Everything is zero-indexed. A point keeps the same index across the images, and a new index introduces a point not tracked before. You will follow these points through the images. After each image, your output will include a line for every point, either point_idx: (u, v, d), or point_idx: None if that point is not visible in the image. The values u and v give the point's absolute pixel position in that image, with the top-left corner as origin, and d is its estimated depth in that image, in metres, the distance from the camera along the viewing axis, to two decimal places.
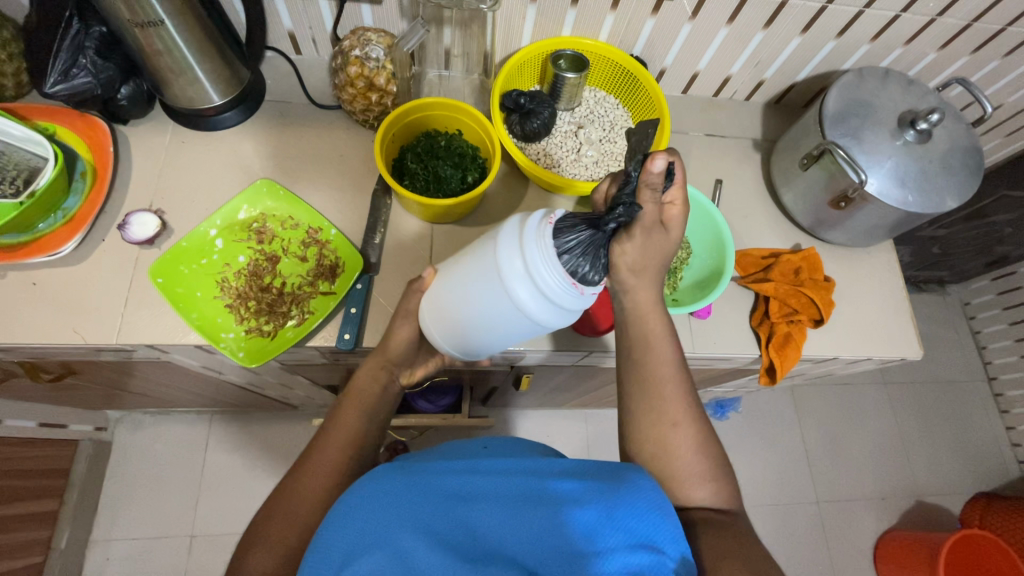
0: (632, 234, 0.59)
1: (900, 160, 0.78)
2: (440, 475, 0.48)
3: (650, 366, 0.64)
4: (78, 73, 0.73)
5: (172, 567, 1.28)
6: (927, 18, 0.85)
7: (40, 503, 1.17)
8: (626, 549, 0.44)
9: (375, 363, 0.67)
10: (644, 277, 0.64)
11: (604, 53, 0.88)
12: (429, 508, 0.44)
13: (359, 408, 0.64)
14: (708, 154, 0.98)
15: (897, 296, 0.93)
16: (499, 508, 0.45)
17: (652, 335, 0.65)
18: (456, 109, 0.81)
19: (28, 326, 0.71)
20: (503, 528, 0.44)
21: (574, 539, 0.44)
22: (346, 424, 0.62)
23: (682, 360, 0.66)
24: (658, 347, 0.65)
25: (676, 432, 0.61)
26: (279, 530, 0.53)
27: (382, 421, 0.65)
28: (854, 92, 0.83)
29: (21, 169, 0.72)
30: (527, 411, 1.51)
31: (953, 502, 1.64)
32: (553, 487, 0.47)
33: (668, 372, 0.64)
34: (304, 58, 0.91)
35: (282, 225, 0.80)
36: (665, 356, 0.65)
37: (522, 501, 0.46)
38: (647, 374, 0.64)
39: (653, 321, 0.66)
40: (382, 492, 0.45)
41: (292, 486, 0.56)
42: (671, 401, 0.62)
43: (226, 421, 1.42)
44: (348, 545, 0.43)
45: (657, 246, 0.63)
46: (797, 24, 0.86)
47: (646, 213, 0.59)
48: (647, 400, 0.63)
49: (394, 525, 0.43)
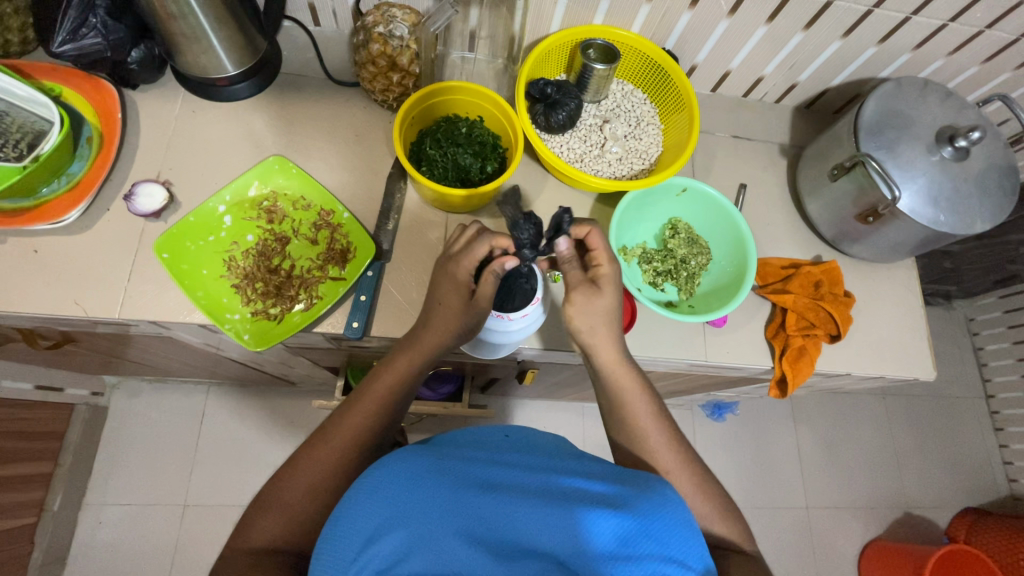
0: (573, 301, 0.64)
1: (935, 177, 0.76)
2: (468, 464, 0.47)
3: (625, 407, 0.64)
4: (87, 33, 0.70)
5: (164, 535, 1.29)
6: (975, 30, 0.81)
7: (33, 465, 1.16)
8: (654, 558, 0.43)
9: (407, 356, 0.64)
10: (603, 333, 0.65)
11: (636, 45, 0.84)
12: (458, 498, 0.44)
13: (386, 401, 0.61)
14: (734, 157, 0.95)
15: (915, 314, 0.91)
16: (526, 501, 0.44)
17: (626, 386, 0.64)
18: (479, 95, 0.78)
19: (27, 294, 0.69)
20: (530, 524, 0.43)
21: (600, 542, 0.43)
22: (370, 406, 0.60)
23: (660, 406, 0.66)
24: (633, 397, 0.64)
25: (659, 448, 0.62)
26: (287, 497, 0.54)
27: (401, 410, 0.63)
28: (893, 102, 0.80)
29: (26, 132, 0.69)
30: (525, 401, 1.50)
31: (940, 515, 1.65)
32: (580, 487, 0.47)
33: (646, 411, 0.64)
34: (322, 29, 0.87)
35: (293, 204, 0.78)
36: (635, 392, 0.64)
37: (549, 497, 0.45)
38: (632, 425, 0.63)
39: (625, 376, 0.65)
40: (411, 474, 0.45)
41: (310, 457, 0.56)
42: (656, 443, 0.62)
43: (223, 393, 1.41)
44: (373, 523, 0.43)
45: (601, 301, 0.64)
46: (839, 27, 0.83)
47: (566, 276, 0.65)
48: (624, 422, 0.63)
49: (423, 507, 0.43)
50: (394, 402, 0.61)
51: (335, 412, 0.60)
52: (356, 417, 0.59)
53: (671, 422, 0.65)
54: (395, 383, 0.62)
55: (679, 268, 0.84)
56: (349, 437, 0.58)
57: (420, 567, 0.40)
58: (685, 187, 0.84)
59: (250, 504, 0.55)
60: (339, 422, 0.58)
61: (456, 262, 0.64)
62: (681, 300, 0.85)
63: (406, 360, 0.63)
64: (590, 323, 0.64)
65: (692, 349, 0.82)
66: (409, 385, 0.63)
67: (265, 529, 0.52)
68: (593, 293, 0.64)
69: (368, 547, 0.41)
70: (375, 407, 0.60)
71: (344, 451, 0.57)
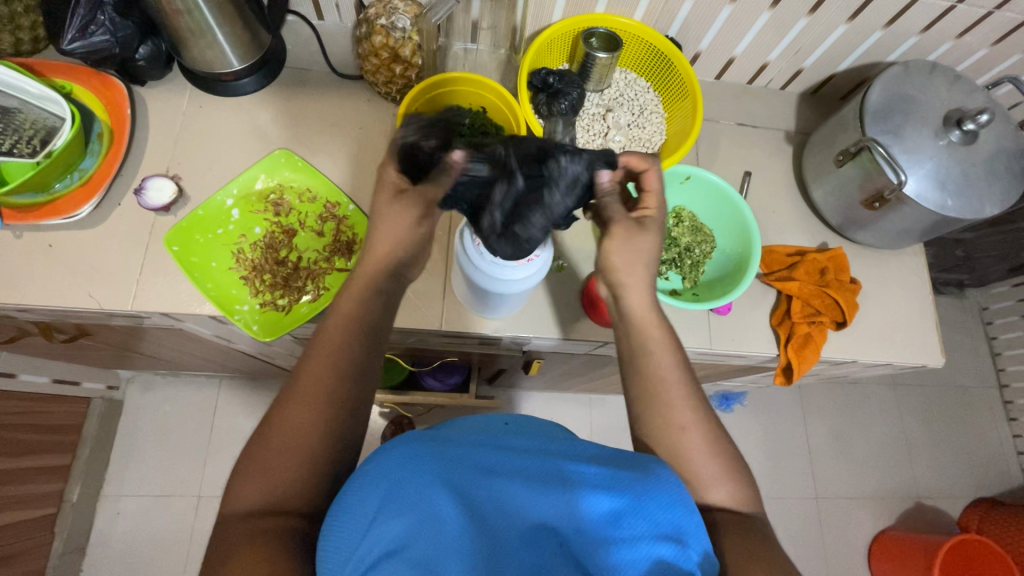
0: (614, 233, 0.65)
1: (942, 162, 0.75)
2: (465, 449, 0.48)
3: (650, 361, 0.62)
4: (96, 30, 0.70)
5: (180, 524, 1.32)
6: (984, 11, 0.80)
7: (52, 456, 1.19)
8: (650, 539, 0.44)
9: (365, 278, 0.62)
10: (638, 276, 0.64)
11: (639, 32, 0.84)
12: (458, 482, 0.45)
13: (346, 337, 0.58)
14: (739, 144, 0.94)
15: (923, 301, 0.90)
16: (523, 484, 0.45)
17: (655, 337, 0.63)
18: (482, 86, 0.78)
19: (41, 288, 0.71)
20: (530, 505, 0.44)
21: (596, 522, 0.44)
22: (337, 343, 0.58)
23: (684, 358, 0.64)
24: (660, 349, 0.62)
25: (678, 402, 0.60)
26: (275, 462, 0.51)
27: (377, 344, 0.60)
28: (898, 86, 0.80)
29: (38, 128, 0.71)
30: (532, 392, 1.51)
31: (952, 506, 1.63)
32: (579, 470, 0.47)
33: (669, 364, 0.61)
34: (325, 24, 0.87)
35: (299, 197, 0.79)
36: (661, 345, 0.62)
37: (546, 481, 0.45)
38: (653, 385, 0.61)
39: (654, 325, 0.63)
40: (406, 460, 0.46)
41: (289, 417, 0.53)
42: (677, 402, 0.60)
43: (234, 386, 1.43)
44: (372, 511, 0.44)
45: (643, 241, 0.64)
46: (844, 11, 0.82)
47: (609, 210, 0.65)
48: (649, 385, 0.61)
49: (419, 492, 0.44)
50: (358, 342, 0.58)
51: (301, 359, 0.58)
52: (322, 365, 0.56)
53: (688, 368, 0.62)
54: (351, 314, 0.60)
55: (683, 257, 0.83)
56: (326, 387, 0.55)
57: (424, 554, 0.41)
58: (689, 174, 0.84)
59: (234, 469, 0.53)
60: (312, 377, 0.55)
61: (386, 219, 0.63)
62: (685, 288, 0.85)
63: (358, 287, 0.62)
64: (617, 261, 0.65)
65: (697, 337, 0.82)
66: (373, 324, 0.60)
67: (252, 491, 0.50)
68: (634, 231, 0.64)
69: (372, 530, 0.42)
70: (339, 348, 0.58)
71: (322, 401, 0.54)
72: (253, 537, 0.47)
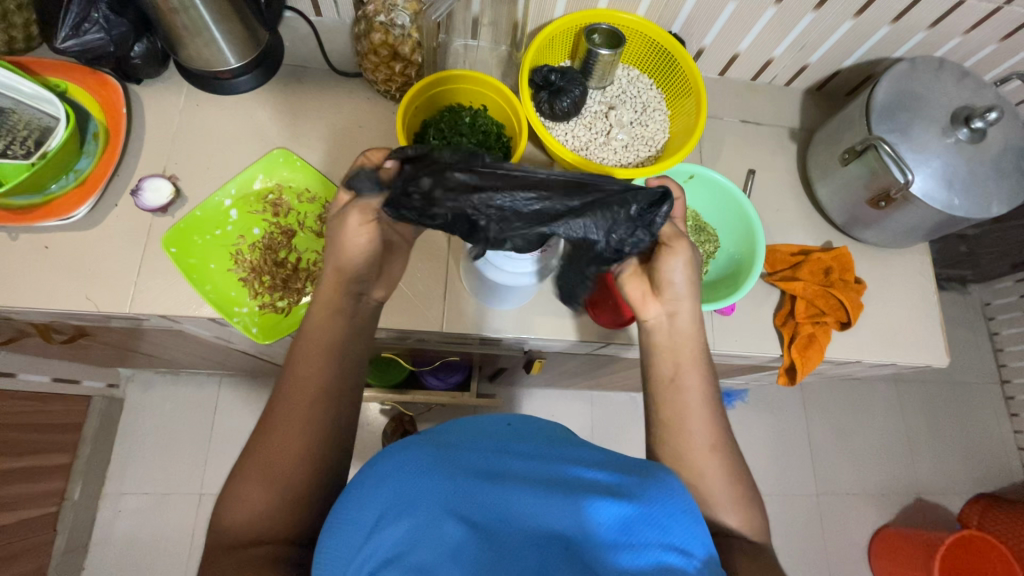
0: (676, 249, 0.62)
1: (949, 160, 0.74)
2: (470, 453, 0.48)
3: (678, 382, 0.62)
4: (89, 28, 0.70)
5: (182, 522, 1.32)
6: (993, 6, 0.78)
7: (53, 455, 1.19)
8: (655, 546, 0.43)
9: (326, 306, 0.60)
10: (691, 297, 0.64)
11: (642, 29, 0.83)
12: (460, 485, 0.44)
13: (318, 364, 0.57)
14: (743, 142, 0.93)
15: (928, 300, 0.90)
16: (527, 488, 0.45)
17: (685, 357, 0.63)
18: (484, 84, 0.77)
19: (38, 290, 0.70)
20: (534, 510, 0.43)
21: (602, 528, 0.43)
22: (310, 368, 0.57)
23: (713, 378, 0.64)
24: (689, 370, 0.63)
25: (701, 422, 0.60)
26: (253, 493, 0.51)
27: (350, 362, 0.60)
28: (905, 83, 0.78)
29: (32, 128, 0.70)
30: (534, 389, 1.50)
31: (953, 502, 1.63)
32: (584, 475, 0.46)
33: (696, 384, 0.62)
34: (323, 20, 0.86)
35: (298, 197, 0.78)
36: (690, 365, 0.63)
37: (553, 487, 0.45)
38: (679, 406, 0.61)
39: (685, 344, 0.64)
40: (409, 463, 0.46)
41: (267, 446, 0.53)
42: (702, 422, 0.60)
43: (234, 384, 1.43)
44: (375, 514, 0.44)
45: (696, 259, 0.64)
46: (851, 7, 0.81)
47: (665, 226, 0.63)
48: (675, 407, 0.61)
49: (421, 496, 0.43)
50: (329, 364, 0.58)
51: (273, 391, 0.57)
52: (295, 390, 0.56)
53: (718, 399, 0.63)
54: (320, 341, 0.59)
55: None
56: (301, 412, 0.55)
57: (423, 558, 0.40)
58: (692, 174, 0.82)
59: (217, 499, 0.53)
60: (282, 405, 0.55)
61: (336, 239, 0.60)
62: None
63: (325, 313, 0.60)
64: (679, 282, 0.63)
65: None
66: (344, 347, 0.60)
67: (235, 523, 0.50)
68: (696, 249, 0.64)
69: (373, 535, 0.42)
70: (312, 372, 0.57)
71: (299, 426, 0.54)
72: (239, 566, 0.47)
